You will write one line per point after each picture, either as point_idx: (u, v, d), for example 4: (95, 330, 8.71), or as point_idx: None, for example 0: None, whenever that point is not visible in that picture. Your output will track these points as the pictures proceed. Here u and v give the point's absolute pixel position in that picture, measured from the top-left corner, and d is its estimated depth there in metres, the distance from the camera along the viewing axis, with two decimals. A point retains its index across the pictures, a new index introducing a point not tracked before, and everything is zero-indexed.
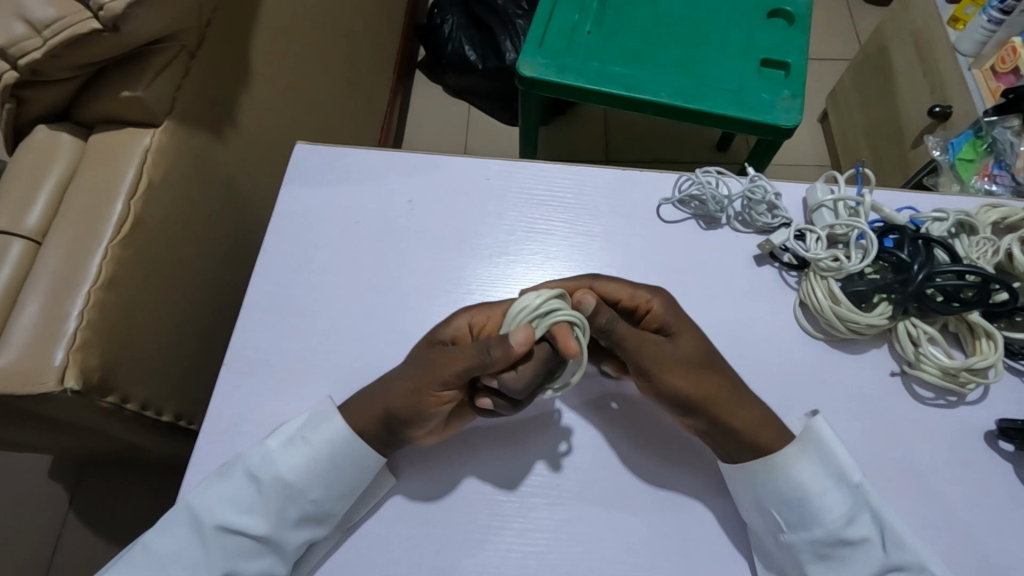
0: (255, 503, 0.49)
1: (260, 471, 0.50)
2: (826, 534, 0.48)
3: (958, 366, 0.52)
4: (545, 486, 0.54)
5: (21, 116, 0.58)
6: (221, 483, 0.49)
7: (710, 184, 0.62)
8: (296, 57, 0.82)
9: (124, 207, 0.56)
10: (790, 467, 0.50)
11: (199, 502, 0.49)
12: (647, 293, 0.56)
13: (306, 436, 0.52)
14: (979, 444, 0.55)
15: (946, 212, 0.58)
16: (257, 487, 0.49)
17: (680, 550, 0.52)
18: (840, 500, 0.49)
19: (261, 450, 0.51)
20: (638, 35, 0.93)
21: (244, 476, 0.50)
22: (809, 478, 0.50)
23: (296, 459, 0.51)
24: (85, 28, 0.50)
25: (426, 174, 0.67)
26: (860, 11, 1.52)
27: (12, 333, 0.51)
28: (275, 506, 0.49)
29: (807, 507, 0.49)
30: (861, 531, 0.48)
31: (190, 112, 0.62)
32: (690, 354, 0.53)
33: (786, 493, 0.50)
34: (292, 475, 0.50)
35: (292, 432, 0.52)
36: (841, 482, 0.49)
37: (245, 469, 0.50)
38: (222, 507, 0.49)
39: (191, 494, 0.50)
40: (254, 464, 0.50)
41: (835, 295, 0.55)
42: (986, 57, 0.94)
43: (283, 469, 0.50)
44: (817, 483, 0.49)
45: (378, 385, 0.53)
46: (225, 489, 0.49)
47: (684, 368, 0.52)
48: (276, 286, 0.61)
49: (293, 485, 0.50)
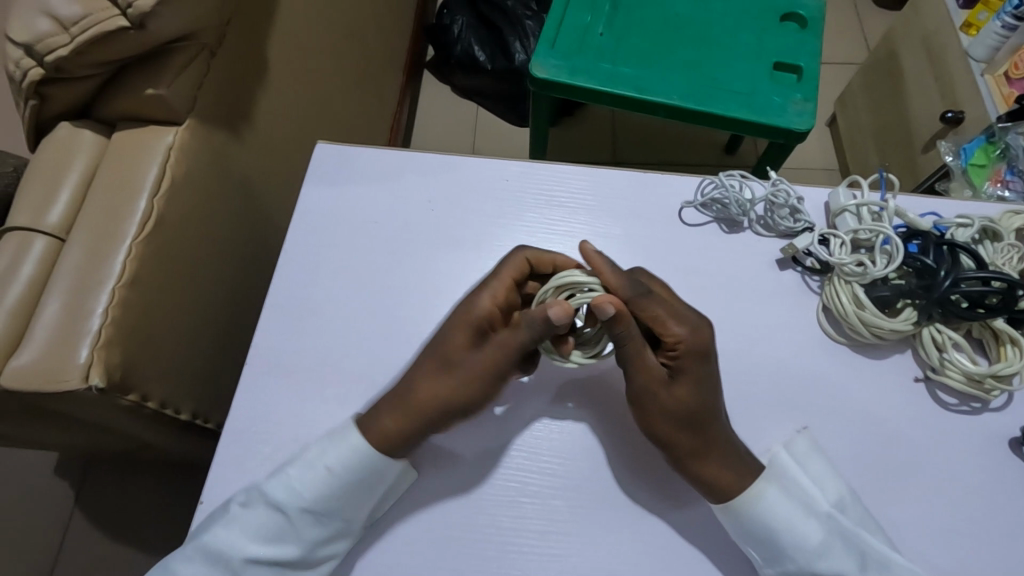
0: (282, 532, 0.49)
1: (284, 501, 0.49)
2: (798, 567, 0.48)
3: (983, 372, 0.53)
4: (567, 489, 0.54)
5: (43, 113, 0.58)
6: (242, 516, 0.49)
7: (732, 188, 0.62)
8: (312, 55, 0.82)
9: (146, 206, 0.56)
10: (759, 501, 0.49)
11: (218, 537, 0.48)
12: (677, 329, 0.51)
13: (328, 465, 0.50)
14: (1001, 450, 0.55)
15: (971, 218, 0.58)
16: (282, 514, 0.49)
17: (703, 555, 0.52)
18: (812, 531, 0.48)
19: (281, 479, 0.50)
20: (652, 37, 0.93)
21: (267, 505, 0.49)
22: (775, 512, 0.49)
23: (320, 486, 0.49)
24: (111, 26, 0.50)
25: (446, 174, 0.67)
26: (868, 15, 1.52)
27: (35, 330, 0.51)
28: (308, 531, 0.49)
29: (776, 542, 0.48)
30: (834, 565, 0.47)
31: (211, 111, 0.62)
32: (690, 407, 0.50)
33: (757, 532, 0.49)
34: (320, 501, 0.49)
35: (315, 459, 0.51)
36: (811, 511, 0.49)
37: (266, 500, 0.49)
38: (249, 540, 0.48)
39: (204, 531, 0.49)
40: (276, 495, 0.49)
41: (860, 300, 0.55)
42: (999, 62, 0.93)
43: (308, 496, 0.49)
44: (785, 515, 0.49)
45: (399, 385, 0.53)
46: (249, 522, 0.48)
47: (678, 412, 0.50)
48: (295, 286, 0.61)
49: (324, 511, 0.49)
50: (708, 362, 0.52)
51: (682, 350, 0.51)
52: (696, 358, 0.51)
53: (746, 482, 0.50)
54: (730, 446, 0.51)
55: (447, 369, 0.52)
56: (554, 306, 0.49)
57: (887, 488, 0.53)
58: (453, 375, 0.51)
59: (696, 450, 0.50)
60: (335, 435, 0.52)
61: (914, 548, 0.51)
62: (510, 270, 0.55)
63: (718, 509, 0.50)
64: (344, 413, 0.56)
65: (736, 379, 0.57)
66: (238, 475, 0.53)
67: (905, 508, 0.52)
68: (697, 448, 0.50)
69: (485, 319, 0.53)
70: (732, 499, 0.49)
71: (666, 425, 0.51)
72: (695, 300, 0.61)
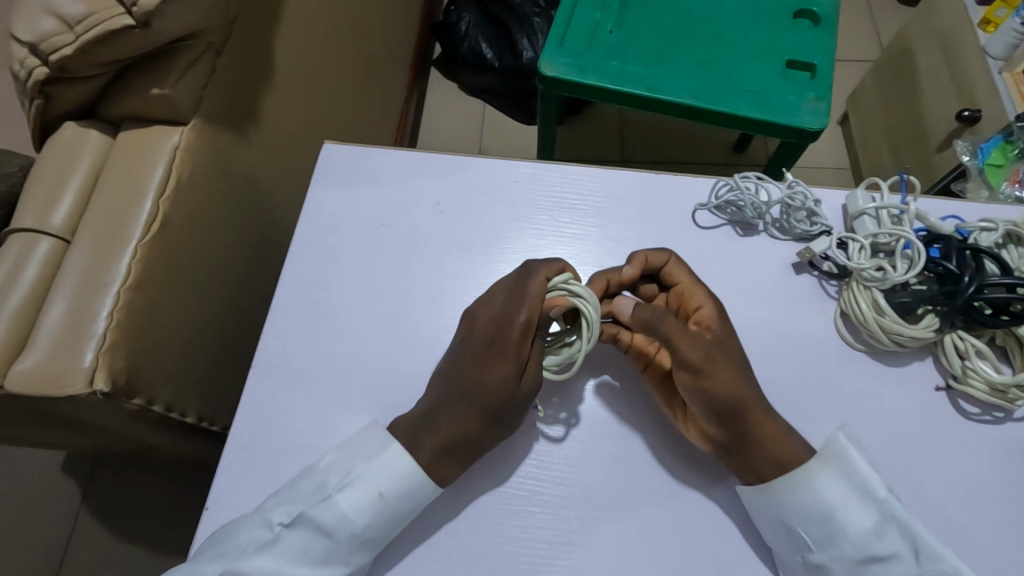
0: (328, 556, 0.47)
1: (335, 527, 0.47)
2: (854, 549, 0.46)
3: (1007, 382, 0.51)
4: (577, 499, 0.53)
5: (47, 113, 0.58)
6: (287, 538, 0.46)
7: (747, 190, 0.61)
8: (319, 53, 0.81)
9: (152, 207, 0.55)
10: (815, 481, 0.48)
11: (258, 564, 0.45)
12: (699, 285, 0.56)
13: (382, 492, 0.48)
14: (1022, 460, 0.53)
15: (995, 221, 0.56)
16: (329, 539, 0.47)
17: (716, 567, 0.51)
18: (866, 513, 0.47)
19: (330, 504, 0.47)
20: (663, 36, 0.91)
21: (313, 530, 0.47)
22: (829, 492, 0.48)
23: (371, 514, 0.48)
24: (115, 24, 0.49)
25: (456, 175, 0.66)
26: (882, 12, 1.50)
27: (39, 335, 0.50)
28: (351, 556, 0.47)
29: (830, 523, 0.47)
30: (890, 546, 0.46)
31: (217, 110, 0.61)
32: (738, 357, 0.52)
33: (807, 510, 0.48)
34: (370, 529, 0.48)
35: (370, 482, 0.49)
36: (866, 495, 0.48)
37: (312, 523, 0.47)
38: (293, 563, 0.46)
39: (237, 557, 0.45)
40: (326, 522, 0.47)
41: (880, 306, 0.54)
42: (1017, 60, 0.90)
43: (360, 522, 0.47)
44: (841, 494, 0.48)
45: (449, 374, 0.53)
46: (292, 546, 0.46)
47: (740, 360, 0.52)
48: (303, 288, 0.60)
49: (373, 537, 0.48)
50: (730, 330, 0.54)
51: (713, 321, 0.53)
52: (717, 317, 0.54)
53: (801, 463, 0.49)
54: (779, 417, 0.51)
55: (483, 396, 0.50)
56: (554, 305, 0.51)
57: (908, 499, 0.52)
58: (500, 406, 0.50)
59: (761, 412, 0.50)
60: (389, 457, 0.50)
61: None
62: (541, 292, 0.52)
63: (773, 485, 0.49)
64: (351, 418, 0.55)
65: None
66: (243, 481, 0.52)
67: (925, 520, 0.51)
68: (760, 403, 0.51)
69: (526, 348, 0.51)
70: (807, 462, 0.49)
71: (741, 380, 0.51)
72: None
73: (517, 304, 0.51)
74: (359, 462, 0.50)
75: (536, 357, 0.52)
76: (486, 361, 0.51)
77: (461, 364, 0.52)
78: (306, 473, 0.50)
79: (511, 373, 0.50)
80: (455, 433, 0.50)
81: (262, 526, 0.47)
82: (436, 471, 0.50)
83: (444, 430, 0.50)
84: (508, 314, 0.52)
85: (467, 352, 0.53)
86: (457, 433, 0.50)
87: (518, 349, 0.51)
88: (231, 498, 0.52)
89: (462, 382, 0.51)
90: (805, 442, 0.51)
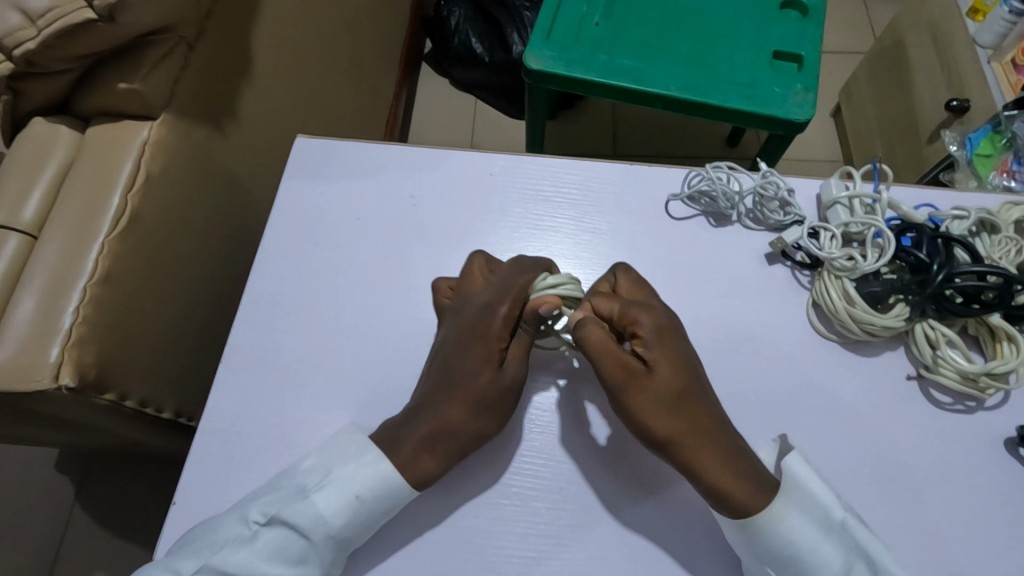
0: (308, 553, 0.46)
1: (310, 528, 0.46)
2: None
3: (978, 370, 0.51)
4: (547, 491, 0.53)
5: (17, 109, 0.57)
6: (263, 536, 0.46)
7: (720, 180, 0.60)
8: (299, 47, 0.80)
9: (121, 201, 0.55)
10: (779, 526, 0.45)
11: (236, 561, 0.45)
12: (633, 313, 0.51)
13: (359, 493, 0.48)
14: (995, 449, 0.53)
15: (967, 209, 0.55)
16: (306, 540, 0.46)
17: (686, 559, 0.50)
18: (834, 552, 0.45)
19: (307, 504, 0.47)
20: (648, 28, 0.91)
21: (286, 527, 0.46)
22: (799, 533, 0.46)
23: (347, 513, 0.47)
24: (79, 18, 0.48)
25: (432, 168, 0.66)
26: (875, 3, 1.49)
27: (7, 329, 0.50)
28: (326, 556, 0.47)
29: (798, 561, 0.45)
30: None
31: (190, 104, 0.61)
32: (674, 382, 0.48)
33: (779, 554, 0.46)
34: (346, 530, 0.47)
35: (343, 485, 0.48)
36: (829, 528, 0.46)
37: (286, 522, 0.46)
38: (267, 560, 0.45)
39: (216, 553, 0.45)
40: (303, 522, 0.46)
41: (850, 296, 0.54)
42: (1005, 49, 0.91)
43: (336, 523, 0.47)
44: (809, 535, 0.46)
45: (436, 360, 0.54)
46: (267, 544, 0.46)
47: (674, 392, 0.48)
48: (278, 284, 0.60)
49: (344, 537, 0.47)
50: (670, 340, 0.51)
51: (645, 334, 0.50)
52: (656, 337, 0.50)
53: (769, 500, 0.46)
54: (734, 446, 0.48)
55: (470, 388, 0.51)
56: (543, 303, 0.52)
57: (879, 490, 0.52)
58: (483, 391, 0.51)
59: (696, 435, 0.47)
60: (368, 462, 0.49)
61: (906, 549, 0.50)
62: (525, 284, 0.54)
63: (737, 526, 0.46)
64: (322, 412, 0.55)
65: (725, 376, 0.56)
66: (212, 475, 0.52)
67: (895, 511, 0.51)
68: (707, 424, 0.48)
69: (507, 334, 0.53)
70: (752, 515, 0.46)
71: (658, 413, 0.47)
72: (682, 295, 0.60)
73: (504, 289, 0.53)
74: (345, 466, 0.49)
75: (520, 345, 0.53)
76: (471, 348, 0.52)
77: (448, 356, 0.53)
78: (286, 474, 0.50)
79: (492, 354, 0.52)
80: (439, 426, 0.50)
81: (240, 523, 0.47)
82: (407, 461, 0.49)
83: (429, 420, 0.50)
84: (492, 304, 0.53)
85: (453, 339, 0.53)
86: (432, 423, 0.50)
87: (496, 333, 0.52)
88: (199, 491, 0.52)
89: (446, 366, 0.52)
90: (767, 472, 0.48)
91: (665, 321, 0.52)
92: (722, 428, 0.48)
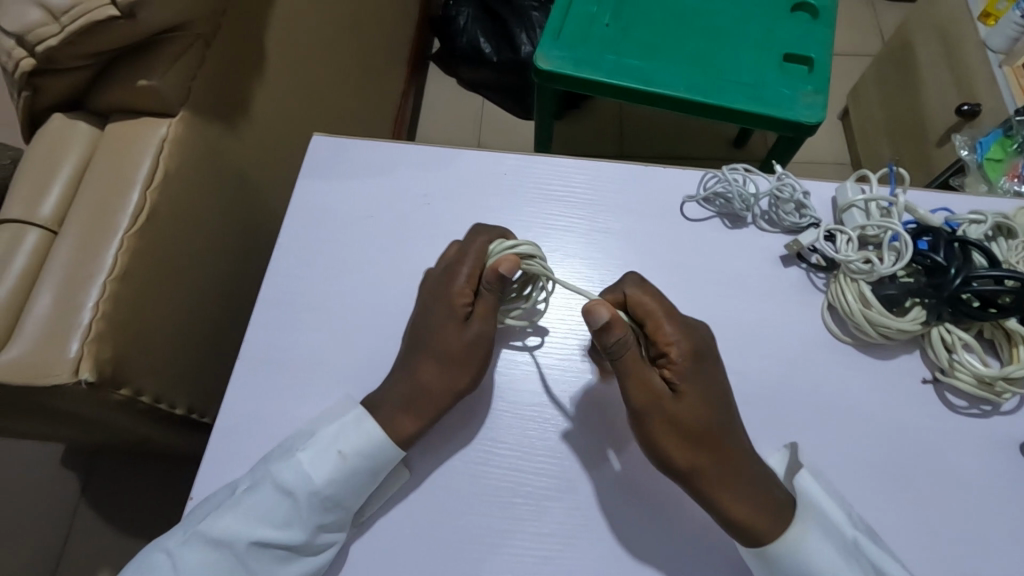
0: (292, 515, 0.47)
1: (295, 486, 0.47)
2: None
3: (995, 374, 0.51)
4: (560, 491, 0.53)
5: (35, 105, 0.58)
6: (250, 497, 0.47)
7: (736, 181, 0.61)
8: (312, 45, 0.80)
9: (139, 198, 0.55)
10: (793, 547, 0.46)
11: (223, 525, 0.46)
12: (666, 329, 0.51)
13: (342, 450, 0.49)
14: (1010, 454, 0.53)
15: (984, 213, 0.56)
16: (291, 499, 0.47)
17: (699, 560, 0.50)
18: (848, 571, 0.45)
19: (291, 462, 0.48)
20: (660, 29, 0.91)
21: (275, 489, 0.47)
22: (812, 549, 0.46)
23: (331, 470, 0.48)
24: (100, 15, 0.49)
25: (445, 167, 0.66)
26: (884, 6, 1.48)
27: (26, 323, 0.50)
28: (313, 518, 0.47)
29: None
30: None
31: (205, 102, 0.61)
32: (700, 412, 0.49)
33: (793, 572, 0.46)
34: (331, 487, 0.48)
35: (327, 442, 0.49)
36: (842, 547, 0.46)
37: (274, 483, 0.47)
38: (255, 523, 0.46)
39: (206, 520, 0.46)
40: (288, 480, 0.47)
41: (866, 298, 0.54)
42: (1017, 53, 0.90)
43: (320, 478, 0.48)
44: (823, 554, 0.46)
45: (414, 325, 0.55)
46: (254, 506, 0.46)
47: (697, 421, 0.48)
48: (292, 281, 0.60)
49: (332, 496, 0.48)
50: (704, 366, 0.51)
51: (677, 357, 0.50)
52: (689, 359, 0.50)
53: (784, 528, 0.46)
54: (755, 477, 0.48)
55: (441, 345, 0.52)
56: (503, 262, 0.51)
57: (894, 493, 0.52)
58: (455, 350, 0.52)
59: (716, 463, 0.47)
60: (350, 419, 0.51)
61: (920, 553, 0.50)
62: (482, 249, 0.55)
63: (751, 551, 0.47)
64: None
65: (739, 377, 0.56)
66: (226, 471, 0.52)
67: (909, 514, 0.51)
68: (729, 455, 0.48)
69: (471, 292, 0.54)
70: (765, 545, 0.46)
71: (675, 441, 0.48)
72: (696, 297, 0.60)
73: (464, 252, 0.55)
74: (330, 423, 0.51)
75: (486, 306, 0.53)
76: (437, 307, 0.54)
77: (421, 315, 0.55)
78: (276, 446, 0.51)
79: (456, 313, 0.53)
80: (410, 387, 0.52)
81: (228, 491, 0.48)
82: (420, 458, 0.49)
83: (404, 384, 0.52)
84: (454, 267, 0.55)
85: (425, 302, 0.55)
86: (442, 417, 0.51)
87: (458, 294, 0.53)
88: (213, 487, 0.52)
89: (419, 327, 0.54)
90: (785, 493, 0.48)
91: (700, 345, 0.52)
92: (746, 458, 0.48)
